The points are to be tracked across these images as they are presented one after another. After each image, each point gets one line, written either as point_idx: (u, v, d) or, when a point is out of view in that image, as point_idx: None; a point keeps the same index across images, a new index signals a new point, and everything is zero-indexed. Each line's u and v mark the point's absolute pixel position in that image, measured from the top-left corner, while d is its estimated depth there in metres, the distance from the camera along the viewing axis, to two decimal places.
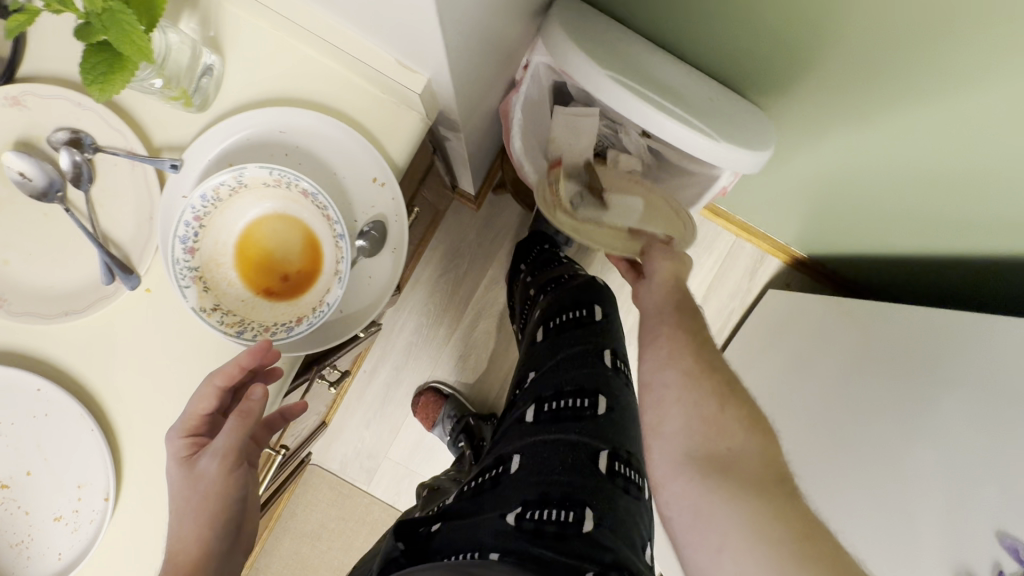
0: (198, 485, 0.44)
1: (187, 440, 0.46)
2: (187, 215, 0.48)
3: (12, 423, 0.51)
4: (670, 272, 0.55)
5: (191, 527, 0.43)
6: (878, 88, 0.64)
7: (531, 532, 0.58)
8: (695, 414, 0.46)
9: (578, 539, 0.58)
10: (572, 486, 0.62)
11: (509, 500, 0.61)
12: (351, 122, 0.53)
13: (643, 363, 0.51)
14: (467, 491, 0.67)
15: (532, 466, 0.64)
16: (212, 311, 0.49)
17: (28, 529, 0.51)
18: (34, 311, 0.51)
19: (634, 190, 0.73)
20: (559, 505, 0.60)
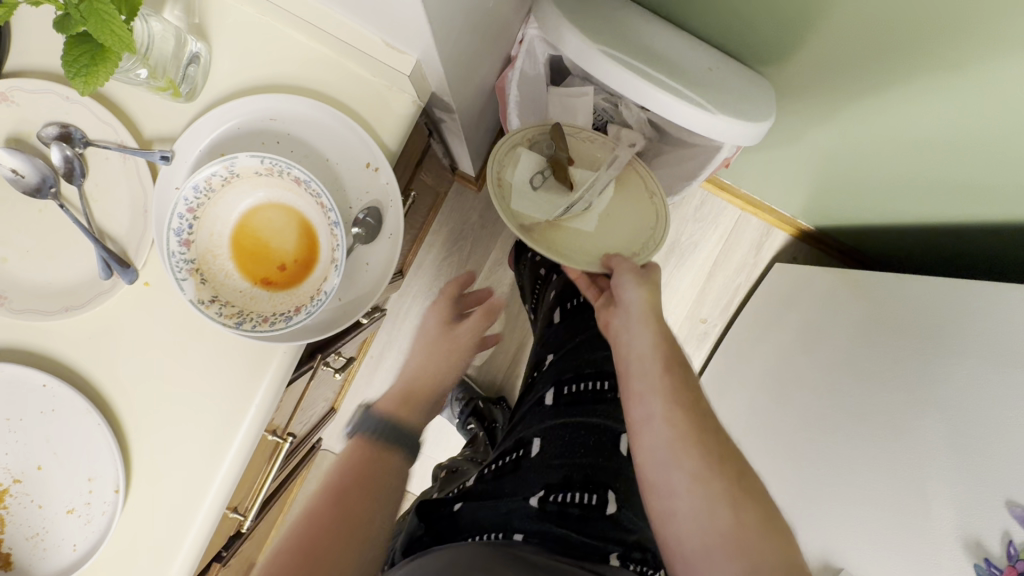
0: (450, 343, 0.56)
1: (446, 314, 0.60)
2: (181, 207, 0.48)
3: (21, 419, 0.51)
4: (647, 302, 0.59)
5: (437, 363, 0.55)
6: (882, 53, 0.61)
7: (555, 514, 0.58)
8: (711, 526, 0.47)
9: (602, 522, 0.58)
10: (594, 468, 0.63)
11: (532, 483, 0.62)
12: (342, 107, 0.52)
13: (649, 470, 0.51)
14: (487, 473, 0.68)
15: (553, 450, 0.65)
16: (211, 303, 0.49)
17: (42, 522, 0.52)
18: (35, 309, 0.51)
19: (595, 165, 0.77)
20: (582, 488, 0.61)
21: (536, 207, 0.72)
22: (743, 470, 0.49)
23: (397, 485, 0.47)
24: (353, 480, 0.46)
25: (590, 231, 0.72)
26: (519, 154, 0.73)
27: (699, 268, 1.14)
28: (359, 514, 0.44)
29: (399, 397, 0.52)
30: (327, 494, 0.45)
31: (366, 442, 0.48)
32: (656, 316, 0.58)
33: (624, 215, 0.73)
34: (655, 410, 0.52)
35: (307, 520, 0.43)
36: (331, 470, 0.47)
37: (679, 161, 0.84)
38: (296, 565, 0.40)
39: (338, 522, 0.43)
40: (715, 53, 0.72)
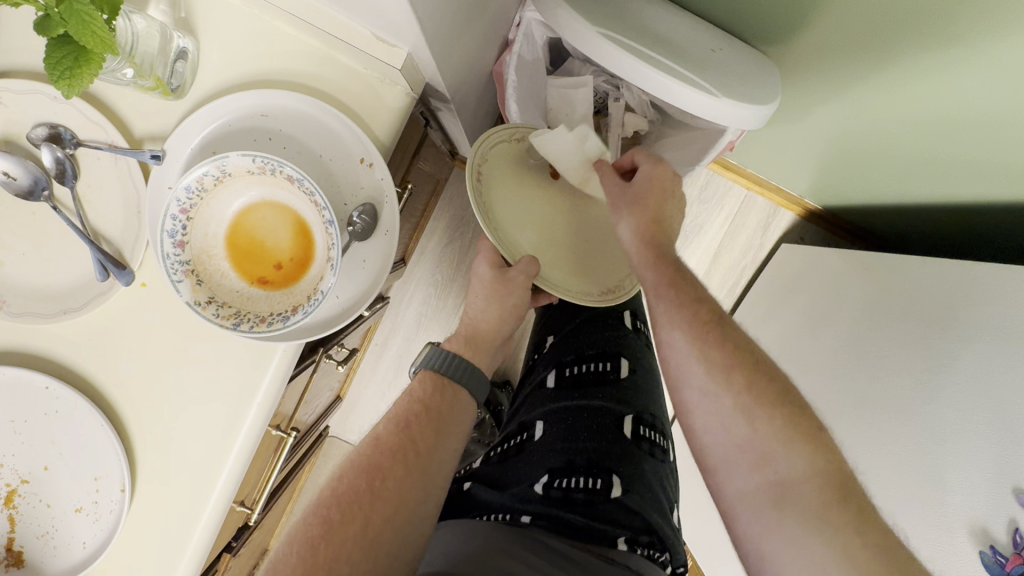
0: (501, 295, 0.59)
1: (497, 254, 0.62)
2: (173, 208, 0.47)
3: (26, 421, 0.52)
4: (644, 224, 0.55)
5: (492, 314, 0.59)
6: (892, 30, 0.59)
7: (560, 500, 0.59)
8: (729, 437, 0.48)
9: (606, 505, 0.59)
10: (598, 453, 0.62)
11: (536, 468, 0.62)
12: (334, 102, 0.50)
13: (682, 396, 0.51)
14: (494, 457, 0.68)
15: (557, 433, 0.65)
16: (207, 304, 0.48)
17: (51, 520, 0.52)
18: (33, 311, 0.51)
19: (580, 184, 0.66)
20: (586, 473, 0.61)
21: (503, 216, 0.61)
22: (770, 388, 0.48)
23: (457, 414, 0.55)
24: (416, 413, 0.53)
25: (569, 262, 0.62)
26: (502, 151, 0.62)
27: (704, 251, 1.12)
28: (421, 441, 0.51)
29: (463, 338, 0.59)
30: (394, 422, 0.52)
31: (431, 377, 0.56)
32: (653, 249, 0.54)
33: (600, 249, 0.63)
34: (663, 336, 0.52)
35: (373, 446, 0.51)
36: (401, 401, 0.55)
37: (682, 143, 0.82)
38: (365, 483, 0.48)
39: (401, 447, 0.50)
40: (718, 34, 0.70)
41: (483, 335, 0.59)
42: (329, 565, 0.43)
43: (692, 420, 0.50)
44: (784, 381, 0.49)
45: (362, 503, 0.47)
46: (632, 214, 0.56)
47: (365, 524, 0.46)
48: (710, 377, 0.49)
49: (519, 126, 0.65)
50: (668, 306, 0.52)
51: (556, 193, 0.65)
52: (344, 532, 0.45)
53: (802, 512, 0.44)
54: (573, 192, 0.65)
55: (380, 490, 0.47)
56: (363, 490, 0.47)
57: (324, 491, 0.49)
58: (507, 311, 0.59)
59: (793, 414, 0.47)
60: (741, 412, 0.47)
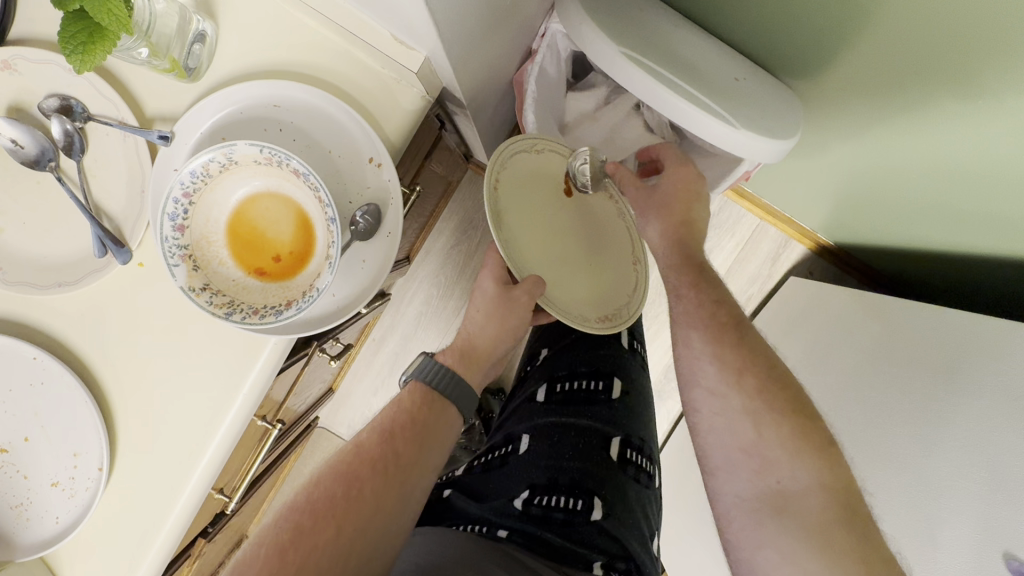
0: (502, 313, 0.58)
1: (503, 270, 0.61)
2: (176, 191, 0.47)
3: (10, 390, 0.52)
4: (672, 228, 0.59)
5: (490, 332, 0.58)
6: (920, 74, 0.58)
7: (539, 518, 0.58)
8: (734, 442, 0.51)
9: (586, 528, 0.58)
10: (582, 473, 0.62)
11: (517, 484, 0.61)
12: (347, 98, 0.50)
13: (694, 406, 0.54)
14: (476, 467, 0.67)
15: (541, 450, 0.64)
16: (202, 291, 0.48)
17: (27, 492, 0.52)
18: (27, 281, 0.51)
19: (593, 203, 0.66)
20: (567, 493, 0.60)
21: (513, 228, 0.59)
22: (779, 399, 0.50)
23: (445, 430, 0.54)
24: (401, 423, 0.53)
25: (570, 286, 0.61)
26: (521, 159, 0.61)
27: None
28: (403, 453, 0.51)
29: (458, 352, 0.59)
30: (378, 432, 0.52)
31: (421, 391, 0.55)
32: (681, 248, 0.57)
33: (604, 273, 0.64)
34: (680, 335, 0.55)
35: (355, 453, 0.50)
36: (387, 410, 0.54)
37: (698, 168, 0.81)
38: (342, 492, 0.47)
39: (382, 457, 0.50)
40: (744, 62, 0.69)
41: (479, 353, 0.58)
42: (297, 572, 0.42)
43: (702, 424, 0.53)
44: (791, 404, 0.49)
45: (336, 511, 0.46)
46: (658, 218, 0.59)
47: (336, 533, 0.45)
48: (722, 383, 0.51)
49: (540, 136, 0.63)
50: (688, 303, 0.55)
51: (564, 213, 0.64)
52: (315, 538, 0.44)
53: (801, 525, 0.46)
54: (580, 215, 0.65)
55: (356, 498, 0.47)
56: (339, 497, 0.47)
57: (298, 494, 0.48)
58: (505, 330, 0.58)
59: (801, 426, 0.49)
60: (749, 422, 0.50)
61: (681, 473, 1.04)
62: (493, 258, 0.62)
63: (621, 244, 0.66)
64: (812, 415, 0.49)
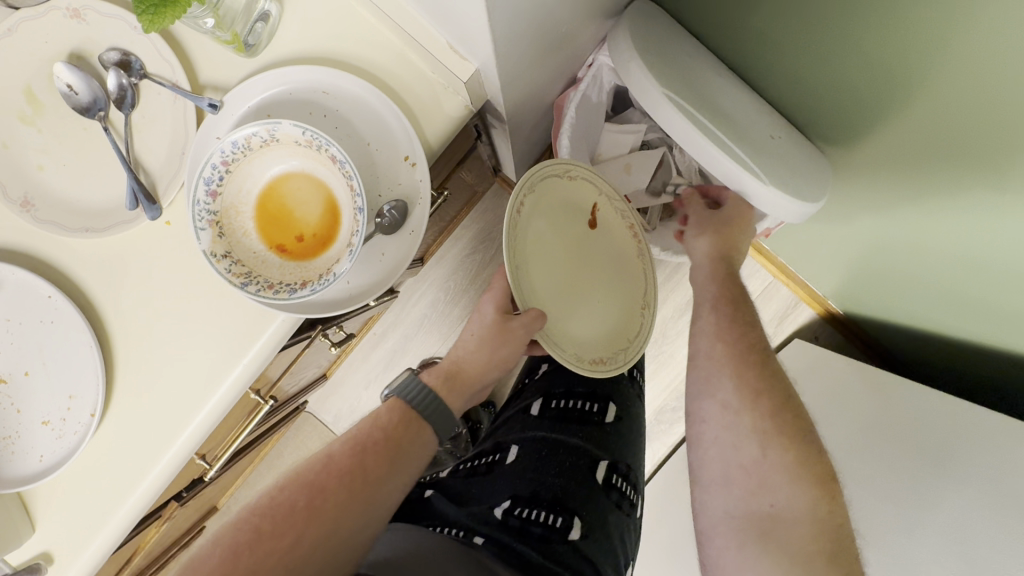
0: (497, 341, 0.58)
1: (506, 298, 0.62)
2: (216, 158, 0.48)
3: (21, 324, 0.53)
4: (718, 250, 0.67)
5: (480, 358, 0.59)
6: (953, 159, 0.59)
7: (516, 529, 0.57)
8: (736, 459, 0.54)
9: (562, 547, 0.57)
10: (564, 492, 0.62)
11: (500, 493, 0.61)
12: (393, 95, 0.51)
13: (705, 419, 0.57)
14: (459, 472, 0.67)
15: (528, 463, 0.64)
16: (222, 258, 0.49)
17: (17, 426, 0.53)
18: (56, 222, 0.52)
19: (614, 241, 0.67)
20: (548, 508, 0.60)
21: (529, 252, 0.59)
22: (785, 427, 0.54)
23: (417, 451, 0.54)
24: (374, 440, 0.53)
25: (574, 321, 0.62)
26: (551, 184, 0.61)
27: None
28: (371, 470, 0.51)
29: (444, 375, 0.59)
30: (350, 445, 0.53)
31: (400, 408, 0.55)
32: (723, 265, 0.66)
33: (607, 315, 0.65)
34: (703, 346, 0.60)
35: (323, 464, 0.51)
36: (365, 423, 0.55)
37: None
38: (305, 500, 0.48)
39: (350, 471, 0.50)
40: (780, 121, 0.70)
41: (466, 376, 0.59)
42: None
43: (704, 441, 0.57)
44: (800, 432, 0.54)
45: (296, 520, 0.47)
46: (713, 235, 0.68)
47: (294, 542, 0.46)
48: (735, 402, 0.55)
49: (576, 164, 0.63)
50: (722, 319, 0.61)
51: (583, 244, 0.65)
52: (272, 546, 0.45)
53: (784, 548, 0.50)
54: (599, 249, 0.66)
55: (317, 510, 0.48)
56: (301, 507, 0.48)
57: (262, 498, 0.49)
58: (496, 360, 0.59)
59: (804, 453, 0.52)
60: (754, 442, 0.53)
61: (658, 516, 1.03)
62: (499, 284, 0.63)
63: (630, 289, 0.67)
64: (819, 458, 0.53)
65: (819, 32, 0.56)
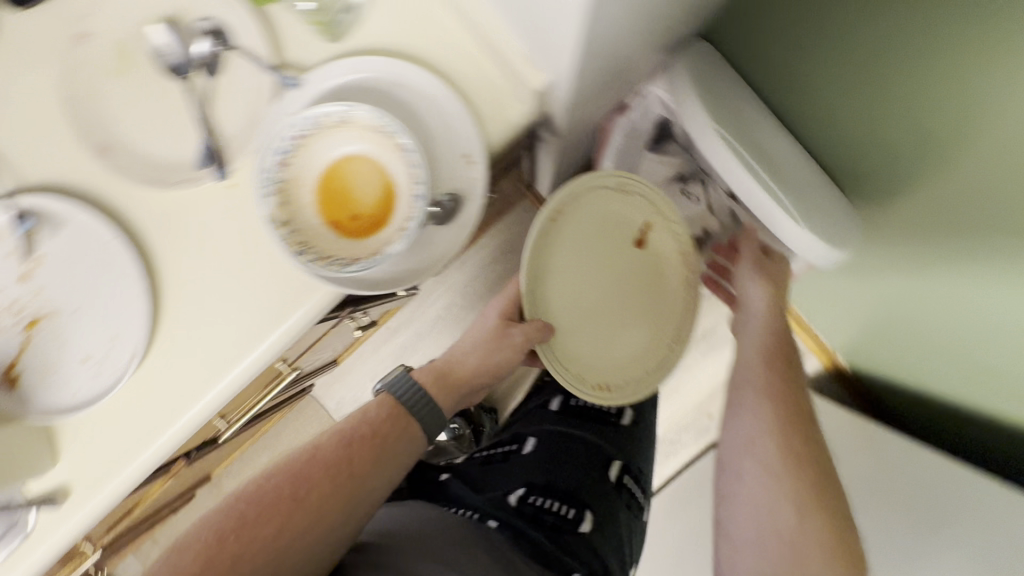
0: (496, 346, 0.65)
1: (509, 309, 0.68)
2: (291, 131, 0.51)
3: (79, 263, 0.56)
4: (776, 306, 0.69)
5: (477, 360, 0.65)
6: (984, 227, 0.60)
7: (530, 516, 0.66)
8: (770, 521, 0.55)
9: (572, 536, 0.65)
10: (577, 485, 0.70)
11: (515, 480, 0.71)
12: (460, 93, 0.53)
13: (743, 479, 0.59)
14: (478, 456, 0.78)
15: (544, 455, 0.73)
16: (281, 224, 0.51)
17: (60, 357, 0.57)
18: (128, 171, 0.55)
19: (661, 259, 0.69)
20: (562, 500, 0.68)
21: (556, 262, 0.64)
22: (822, 499, 0.56)
23: (401, 446, 0.58)
24: (362, 436, 0.57)
25: (587, 332, 0.66)
26: (594, 199, 0.65)
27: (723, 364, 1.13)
28: (356, 463, 0.56)
29: (438, 372, 0.64)
30: (338, 440, 0.57)
31: (390, 403, 0.60)
32: (777, 321, 0.69)
33: (631, 334, 0.68)
34: (749, 405, 0.63)
35: (311, 457, 0.56)
36: (354, 419, 0.60)
37: None
38: (290, 490, 0.53)
39: (335, 464, 0.55)
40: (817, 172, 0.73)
41: (461, 375, 0.65)
42: (233, 558, 0.48)
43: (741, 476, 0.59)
44: (835, 508, 0.56)
45: (281, 510, 0.52)
46: (769, 286, 0.69)
47: (278, 528, 0.51)
48: (778, 467, 0.57)
49: (634, 179, 0.66)
50: (774, 382, 0.63)
51: (625, 259, 0.68)
52: (256, 532, 0.50)
53: None
54: (644, 267, 0.68)
55: (301, 499, 0.53)
56: (286, 497, 0.53)
57: (252, 487, 0.54)
58: (490, 364, 0.65)
59: (836, 527, 0.54)
60: (793, 509, 0.55)
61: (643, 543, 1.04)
62: (505, 296, 0.69)
63: (667, 313, 0.69)
64: (848, 533, 0.55)
65: (871, 86, 0.59)
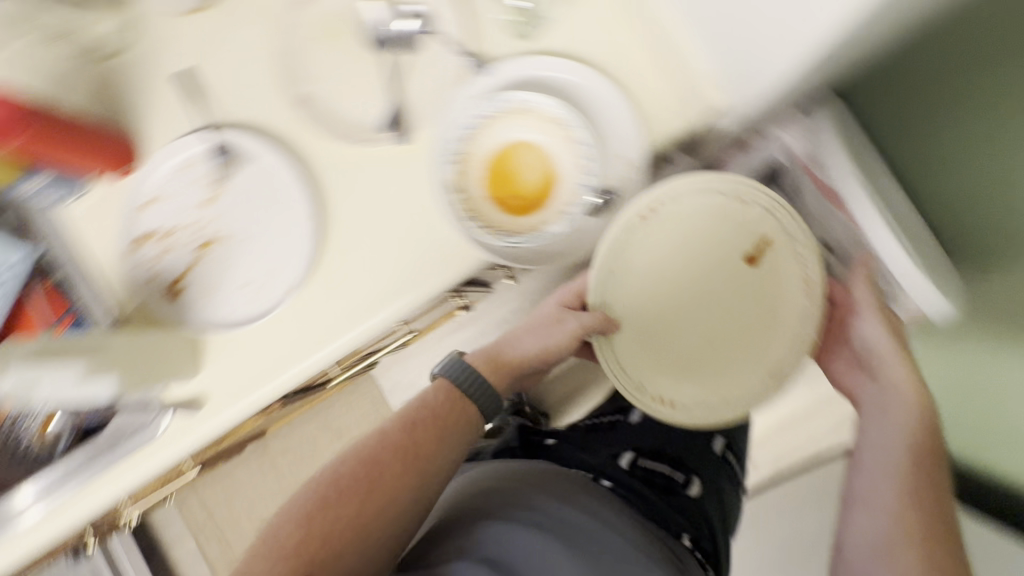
0: (551, 335, 0.65)
1: (573, 298, 0.67)
2: (480, 110, 0.58)
3: (258, 197, 0.62)
4: (912, 386, 0.66)
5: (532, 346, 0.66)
6: None
7: (642, 478, 0.73)
8: None
9: (682, 496, 0.72)
10: (684, 453, 0.74)
11: (624, 442, 0.76)
12: (636, 102, 0.57)
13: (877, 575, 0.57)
14: (583, 425, 0.79)
15: (650, 425, 0.76)
16: (455, 190, 0.58)
17: (222, 279, 0.62)
18: (320, 123, 0.61)
19: (771, 285, 0.61)
20: (670, 463, 0.74)
21: (643, 258, 0.61)
22: None
23: (462, 425, 0.63)
24: (422, 418, 0.62)
25: (667, 344, 0.63)
26: (708, 198, 0.59)
27: None
28: (422, 444, 0.60)
29: (489, 356, 0.66)
30: (401, 422, 0.62)
31: (445, 389, 0.64)
32: (917, 409, 0.65)
33: (707, 352, 0.63)
34: (879, 495, 0.61)
35: (380, 439, 0.61)
36: (415, 402, 0.63)
37: None
38: (365, 471, 0.58)
39: (402, 445, 0.60)
40: None
41: (513, 361, 0.66)
42: (322, 536, 0.54)
43: (861, 466, 0.65)
44: None
45: (359, 490, 0.57)
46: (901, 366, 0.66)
47: (358, 508, 0.56)
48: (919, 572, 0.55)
49: (754, 189, 0.59)
50: (912, 475, 0.61)
51: (732, 275, 0.61)
52: (339, 512, 0.56)
53: None
54: (756, 285, 0.61)
55: (376, 481, 0.58)
56: (362, 479, 0.58)
57: (326, 471, 0.59)
58: (543, 353, 0.66)
59: None
60: None
61: None
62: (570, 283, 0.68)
63: (759, 343, 0.62)
64: None
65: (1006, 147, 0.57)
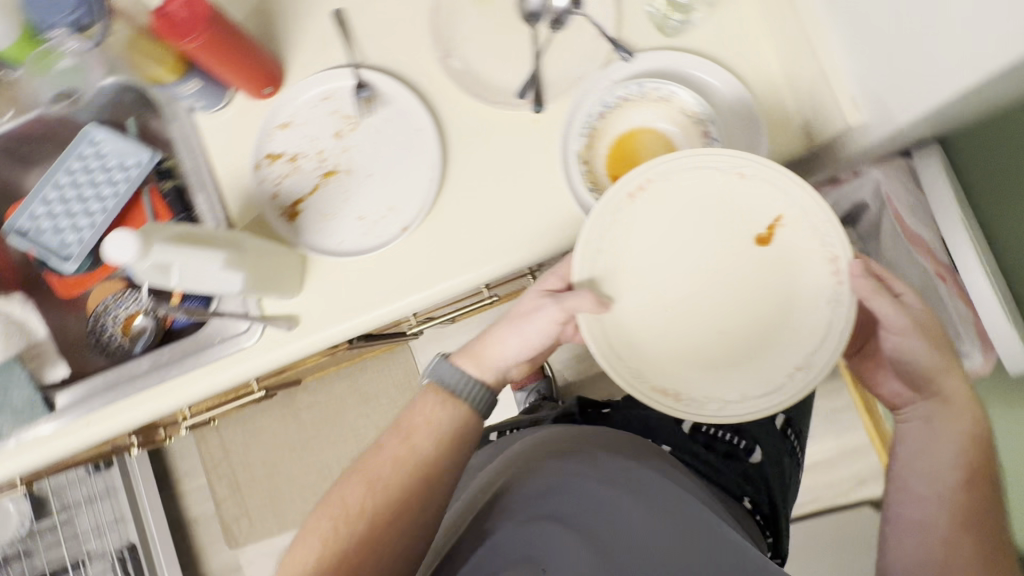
0: (533, 323, 0.57)
1: (556, 281, 0.59)
2: (620, 92, 0.61)
3: (387, 139, 0.65)
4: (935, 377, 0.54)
5: (513, 339, 0.58)
6: None
7: (704, 441, 0.77)
8: None
9: (742, 461, 0.76)
10: (745, 421, 0.77)
11: None
12: (763, 110, 0.60)
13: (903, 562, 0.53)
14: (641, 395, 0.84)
15: None
16: (582, 162, 0.61)
17: (339, 209, 0.65)
18: (456, 79, 0.64)
19: (776, 269, 0.54)
20: (732, 431, 0.77)
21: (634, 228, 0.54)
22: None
23: (457, 428, 0.57)
24: (416, 424, 0.56)
25: (673, 333, 0.55)
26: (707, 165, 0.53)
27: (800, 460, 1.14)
28: (421, 450, 0.55)
29: (471, 353, 0.59)
30: (395, 433, 0.56)
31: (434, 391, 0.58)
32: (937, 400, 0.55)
33: (710, 340, 0.55)
34: (909, 493, 0.55)
35: (379, 451, 0.56)
36: (405, 411, 0.58)
37: None
38: (369, 488, 0.54)
39: (400, 458, 0.55)
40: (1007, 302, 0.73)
41: (495, 356, 0.59)
42: (338, 558, 0.51)
43: (905, 481, 0.56)
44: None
45: (368, 505, 0.53)
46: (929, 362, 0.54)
47: (368, 526, 0.52)
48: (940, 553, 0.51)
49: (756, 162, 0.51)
50: (942, 470, 0.54)
51: (742, 255, 0.54)
52: (351, 531, 0.52)
53: None
54: (769, 272, 0.54)
55: (383, 493, 0.53)
56: (368, 495, 0.53)
57: (335, 489, 0.55)
58: (529, 342, 0.58)
59: None
60: None
61: None
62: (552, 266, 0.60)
63: (763, 334, 0.54)
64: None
65: None
